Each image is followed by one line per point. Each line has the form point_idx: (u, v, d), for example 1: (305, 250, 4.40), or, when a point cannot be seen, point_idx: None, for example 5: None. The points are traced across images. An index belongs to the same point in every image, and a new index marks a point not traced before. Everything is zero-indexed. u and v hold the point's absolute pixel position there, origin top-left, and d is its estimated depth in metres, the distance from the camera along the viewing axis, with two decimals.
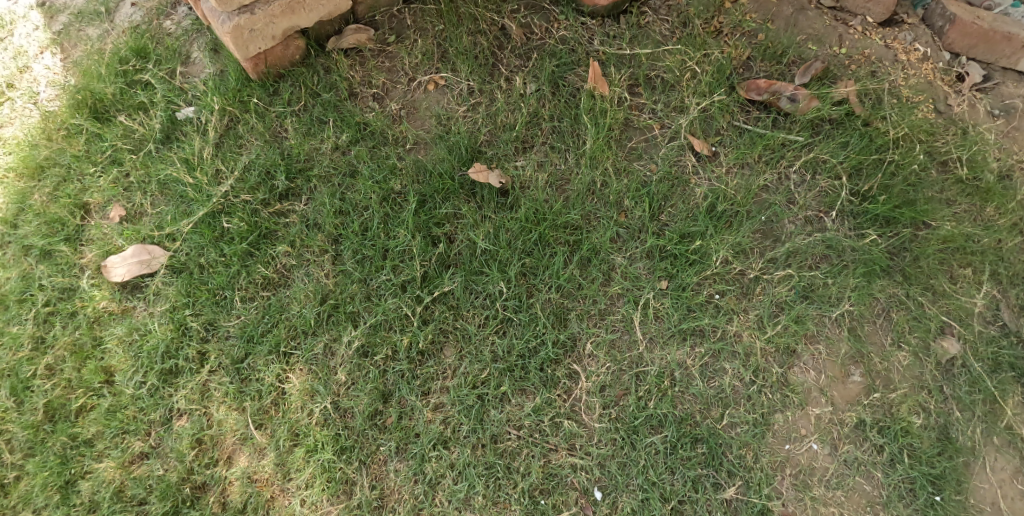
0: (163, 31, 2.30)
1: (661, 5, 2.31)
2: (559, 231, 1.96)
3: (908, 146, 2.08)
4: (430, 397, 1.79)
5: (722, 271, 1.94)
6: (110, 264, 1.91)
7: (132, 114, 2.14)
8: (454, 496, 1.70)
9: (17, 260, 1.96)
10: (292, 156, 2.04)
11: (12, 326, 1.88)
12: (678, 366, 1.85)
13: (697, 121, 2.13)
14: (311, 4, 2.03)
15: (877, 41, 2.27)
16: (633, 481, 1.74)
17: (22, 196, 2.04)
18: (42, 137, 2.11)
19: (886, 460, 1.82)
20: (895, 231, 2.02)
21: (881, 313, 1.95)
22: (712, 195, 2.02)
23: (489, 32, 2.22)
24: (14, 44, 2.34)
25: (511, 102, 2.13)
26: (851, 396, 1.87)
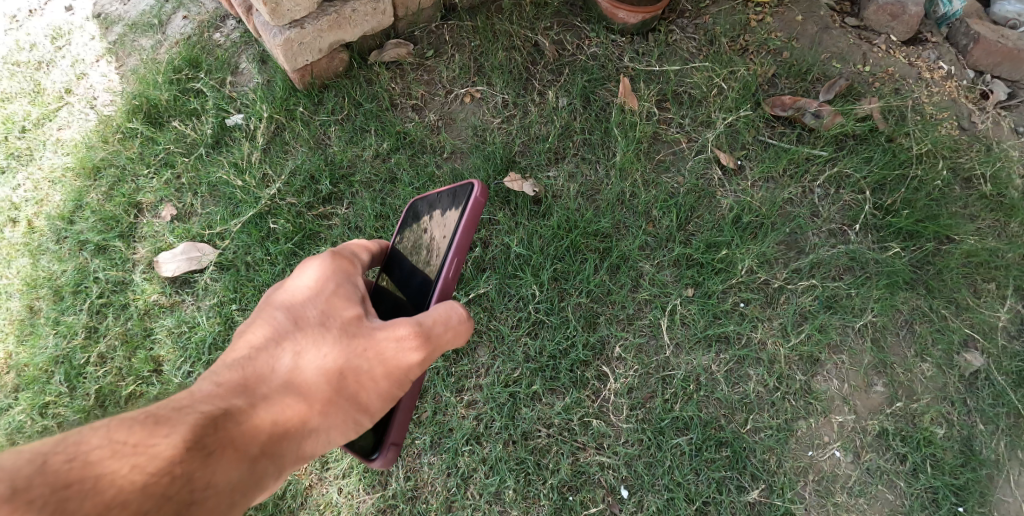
0: (212, 42, 2.43)
1: (689, 24, 2.42)
2: (590, 238, 2.03)
3: (931, 162, 2.13)
4: (464, 393, 1.88)
5: (747, 280, 2.00)
6: (161, 260, 2.02)
7: (184, 120, 2.26)
8: (485, 490, 1.78)
9: (73, 254, 2.08)
10: (335, 162, 2.14)
11: (67, 315, 1.98)
12: (703, 371, 1.90)
13: (724, 136, 2.20)
14: (357, 18, 2.14)
15: (901, 59, 2.33)
16: (659, 481, 1.79)
17: (80, 195, 2.16)
18: (99, 139, 2.24)
19: (909, 470, 1.84)
20: (918, 245, 2.07)
21: (905, 325, 2.00)
22: (737, 207, 2.09)
23: (524, 47, 2.32)
24: (71, 52, 2.49)
25: (544, 114, 2.22)
26: (874, 406, 1.91)
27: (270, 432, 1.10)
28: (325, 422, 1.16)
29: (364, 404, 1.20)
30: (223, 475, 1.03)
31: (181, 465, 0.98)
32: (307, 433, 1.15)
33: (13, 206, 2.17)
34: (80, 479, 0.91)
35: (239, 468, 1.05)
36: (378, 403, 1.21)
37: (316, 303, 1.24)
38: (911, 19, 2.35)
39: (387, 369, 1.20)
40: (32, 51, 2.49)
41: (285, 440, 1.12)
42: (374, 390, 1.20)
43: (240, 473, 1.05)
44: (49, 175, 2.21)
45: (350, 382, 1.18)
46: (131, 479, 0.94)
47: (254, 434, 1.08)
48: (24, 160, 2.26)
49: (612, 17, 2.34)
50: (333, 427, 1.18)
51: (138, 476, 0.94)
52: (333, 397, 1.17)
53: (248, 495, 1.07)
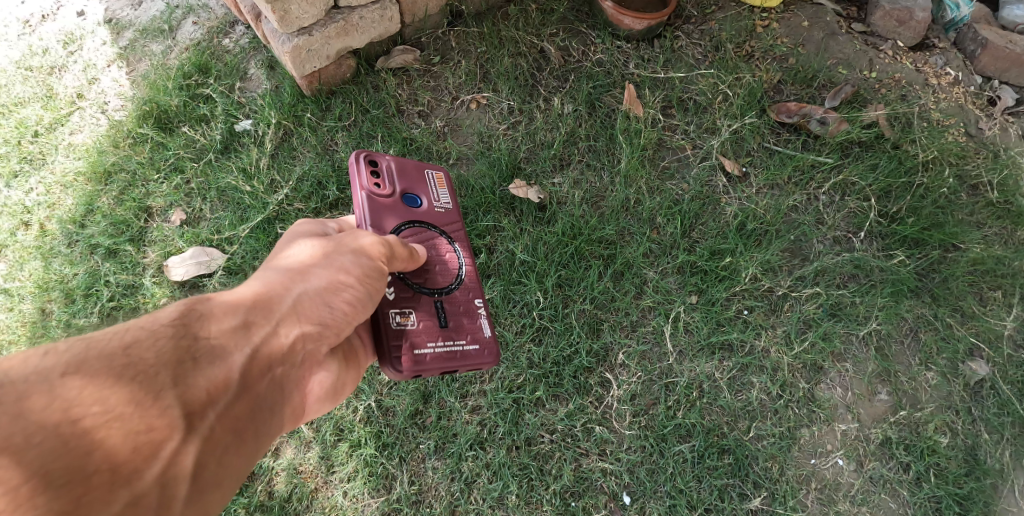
0: (222, 48, 2.45)
1: (695, 29, 2.42)
2: (594, 245, 2.04)
3: (937, 169, 2.13)
4: (469, 398, 1.89)
5: (751, 287, 2.00)
6: (170, 264, 2.05)
7: (194, 126, 2.29)
8: (488, 495, 1.79)
9: (85, 257, 2.11)
10: (343, 168, 2.17)
11: (79, 318, 2.02)
12: (707, 378, 1.91)
13: (729, 143, 2.21)
14: (364, 25, 2.16)
15: (908, 65, 2.32)
16: (661, 488, 1.81)
17: (91, 199, 2.19)
18: (110, 144, 2.27)
19: (913, 478, 1.84)
20: (924, 253, 2.06)
21: (910, 333, 1.99)
22: (742, 214, 2.09)
23: (529, 54, 2.33)
24: (83, 57, 2.52)
25: (550, 121, 2.23)
26: (877, 414, 1.91)
27: (259, 294, 1.19)
28: (315, 285, 1.24)
29: (346, 269, 1.27)
30: (226, 327, 1.11)
31: (182, 316, 1.08)
32: (299, 295, 1.22)
33: (26, 209, 2.21)
34: (98, 333, 1.01)
35: (238, 320, 1.13)
36: (357, 265, 1.29)
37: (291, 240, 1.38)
38: (918, 25, 2.34)
39: (351, 246, 1.32)
40: (44, 55, 2.52)
41: (278, 302, 1.19)
42: (347, 256, 1.29)
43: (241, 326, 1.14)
44: (61, 179, 2.24)
45: (324, 256, 1.29)
46: (139, 329, 1.04)
47: (244, 298, 1.17)
48: (36, 164, 2.30)
49: (617, 23, 2.35)
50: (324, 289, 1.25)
51: (137, 326, 1.04)
52: (311, 269, 1.26)
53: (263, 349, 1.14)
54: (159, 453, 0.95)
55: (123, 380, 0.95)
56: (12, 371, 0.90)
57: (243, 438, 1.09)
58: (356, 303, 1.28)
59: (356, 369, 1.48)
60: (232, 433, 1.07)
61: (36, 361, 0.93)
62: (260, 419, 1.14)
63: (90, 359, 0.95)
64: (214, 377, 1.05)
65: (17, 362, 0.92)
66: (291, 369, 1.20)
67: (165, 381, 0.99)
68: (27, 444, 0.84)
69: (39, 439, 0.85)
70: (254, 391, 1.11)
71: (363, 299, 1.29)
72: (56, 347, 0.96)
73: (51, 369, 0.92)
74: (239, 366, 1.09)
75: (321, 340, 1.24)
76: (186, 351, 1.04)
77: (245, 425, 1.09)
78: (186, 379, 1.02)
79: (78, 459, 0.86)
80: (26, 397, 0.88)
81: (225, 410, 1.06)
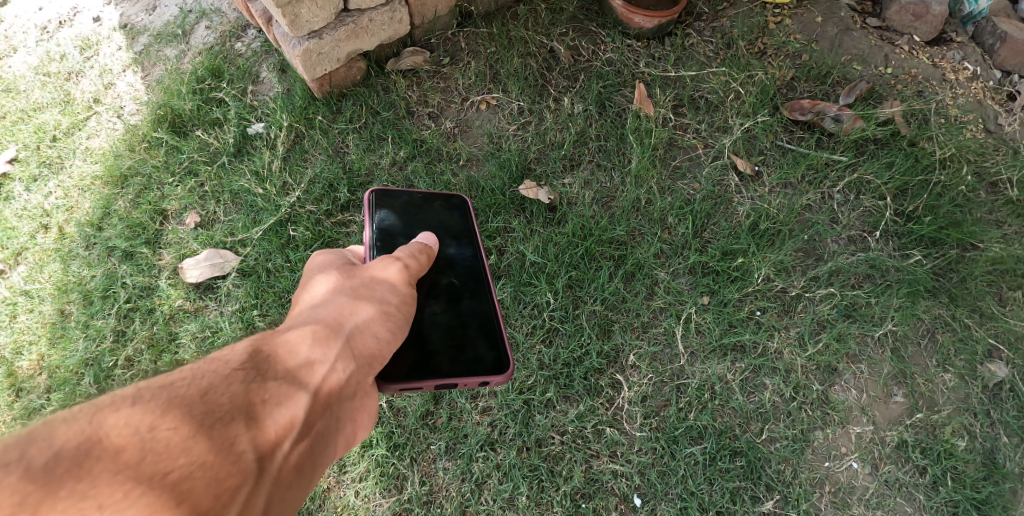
0: (234, 52, 2.48)
1: (706, 27, 2.40)
2: (605, 246, 2.04)
3: (955, 167, 2.08)
4: (479, 400, 1.90)
5: (764, 288, 1.98)
6: (185, 266, 2.07)
7: (207, 129, 2.31)
8: (499, 496, 1.80)
9: (102, 259, 2.15)
10: (354, 170, 2.18)
11: (96, 319, 2.06)
12: (718, 379, 1.90)
13: (741, 141, 2.19)
14: (374, 28, 2.17)
15: (924, 61, 2.28)
16: (672, 490, 1.80)
17: (108, 202, 2.23)
18: (127, 148, 2.31)
19: (929, 482, 1.81)
20: (941, 252, 2.03)
21: (926, 334, 1.96)
22: (754, 214, 2.07)
23: (539, 54, 2.33)
24: (99, 63, 2.56)
25: (560, 121, 2.23)
26: (893, 416, 1.88)
27: (315, 332, 1.28)
28: (360, 320, 1.33)
29: (387, 301, 1.39)
30: (290, 368, 1.21)
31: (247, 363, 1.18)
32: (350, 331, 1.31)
33: (45, 212, 2.25)
34: (175, 380, 1.10)
35: (301, 361, 1.23)
36: (391, 290, 1.37)
37: (320, 278, 1.47)
38: (935, 19, 2.30)
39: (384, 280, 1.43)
40: (62, 61, 2.56)
41: (332, 338, 1.29)
42: (382, 288, 1.41)
43: (301, 365, 1.23)
44: (79, 183, 2.28)
45: (365, 292, 1.39)
46: (212, 376, 1.13)
47: (301, 337, 1.27)
48: (55, 168, 2.34)
49: (627, 22, 2.34)
50: (369, 324, 1.34)
51: (210, 373, 1.13)
52: (354, 302, 1.36)
53: (321, 387, 1.23)
54: (240, 496, 1.02)
55: (206, 428, 1.03)
56: (105, 423, 0.98)
57: (309, 473, 1.18)
58: (397, 332, 1.38)
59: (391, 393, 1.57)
60: (300, 470, 1.15)
61: (127, 412, 1.00)
62: (320, 457, 1.21)
63: (174, 407, 1.03)
64: (284, 418, 1.14)
65: (110, 414, 0.99)
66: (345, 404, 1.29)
67: (240, 426, 1.08)
68: (128, 498, 0.92)
69: (139, 492, 0.93)
70: (316, 430, 1.20)
71: (402, 330, 1.39)
72: (142, 397, 1.04)
73: (141, 420, 1.00)
74: (305, 406, 1.17)
75: (371, 372, 1.34)
76: (256, 396, 1.13)
77: (312, 462, 1.18)
78: (260, 422, 1.10)
79: (172, 508, 0.93)
80: (124, 449, 0.96)
81: (294, 450, 1.14)
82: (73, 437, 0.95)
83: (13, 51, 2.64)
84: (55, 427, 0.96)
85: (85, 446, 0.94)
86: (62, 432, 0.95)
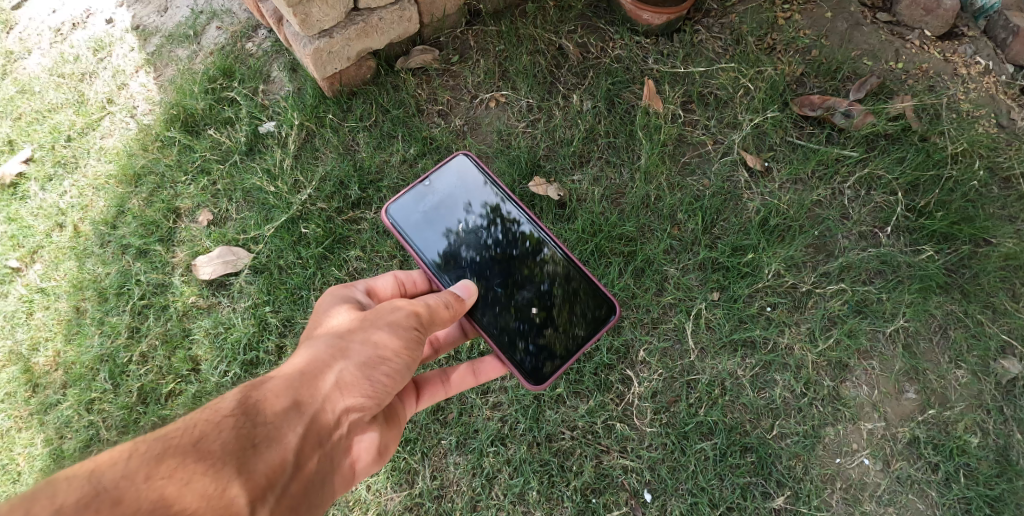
0: (245, 52, 2.50)
1: (715, 23, 2.40)
2: (615, 242, 2.05)
3: (967, 161, 2.07)
4: (489, 395, 1.92)
5: (774, 284, 1.98)
6: (198, 263, 2.10)
7: (219, 128, 2.33)
8: (510, 490, 1.82)
9: (117, 257, 2.17)
10: (364, 168, 2.20)
11: (111, 316, 2.08)
12: (729, 375, 1.90)
13: (750, 137, 2.18)
14: (384, 27, 2.19)
15: (936, 55, 2.27)
16: (682, 485, 1.81)
17: (122, 201, 2.26)
18: (140, 147, 2.34)
19: (941, 479, 1.80)
20: (953, 247, 2.01)
21: (938, 330, 1.94)
22: (764, 209, 2.06)
23: (548, 51, 2.34)
24: (112, 64, 2.59)
25: (569, 118, 2.23)
26: (905, 413, 1.87)
27: (304, 376, 1.36)
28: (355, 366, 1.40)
29: (384, 345, 1.43)
30: (278, 412, 1.29)
31: (239, 407, 1.27)
32: (343, 374, 1.39)
33: (61, 211, 2.28)
34: (171, 429, 1.21)
35: (291, 405, 1.31)
36: (392, 340, 1.43)
37: (327, 317, 1.56)
38: (946, 13, 2.28)
39: (386, 322, 1.45)
40: (75, 62, 2.60)
41: (323, 381, 1.36)
42: (384, 331, 1.44)
43: (293, 406, 1.31)
44: (94, 182, 2.31)
45: (361, 335, 1.44)
46: (203, 423, 1.22)
47: (295, 379, 1.36)
48: (70, 168, 2.37)
49: (636, 18, 2.34)
50: (364, 369, 1.40)
51: (203, 421, 1.23)
52: (350, 344, 1.42)
53: (311, 428, 1.31)
54: None
55: (196, 476, 1.13)
56: (103, 478, 1.09)
57: (301, 513, 1.27)
58: (394, 374, 1.44)
59: (399, 427, 1.62)
60: (290, 511, 1.24)
61: (122, 466, 1.11)
62: (313, 493, 1.31)
63: (167, 458, 1.14)
64: (272, 462, 1.23)
65: (107, 470, 1.10)
66: (337, 443, 1.37)
67: (230, 472, 1.17)
68: None
69: None
70: (305, 471, 1.29)
71: (399, 371, 1.44)
72: (138, 450, 1.15)
73: (135, 473, 1.11)
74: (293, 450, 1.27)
75: (363, 410, 1.41)
76: (246, 440, 1.22)
77: (302, 502, 1.27)
78: (249, 466, 1.19)
79: None
80: (119, 500, 1.06)
81: (283, 492, 1.23)
82: (72, 492, 1.06)
83: (28, 53, 2.69)
84: (58, 483, 1.07)
85: (82, 500, 1.05)
86: (63, 488, 1.06)
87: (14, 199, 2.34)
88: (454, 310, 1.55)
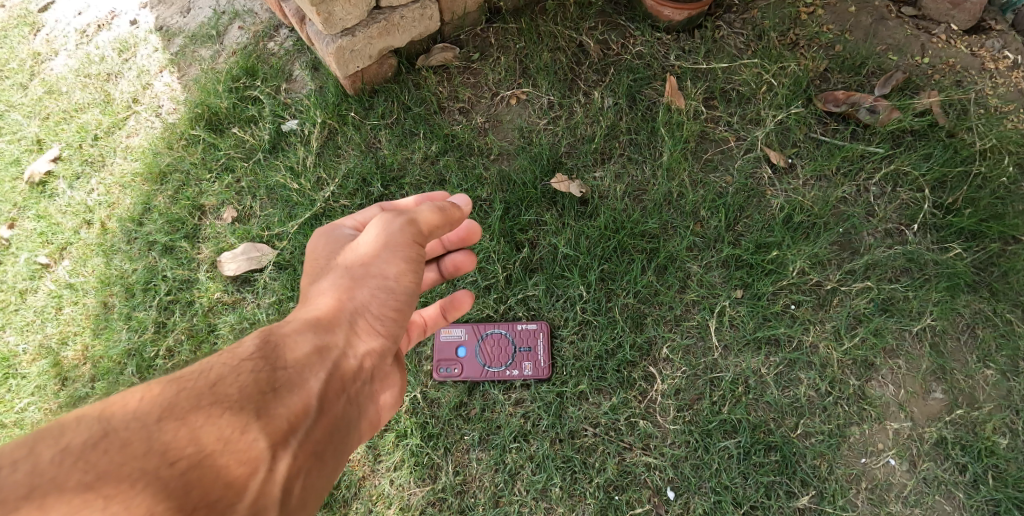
0: (268, 51, 2.52)
1: (736, 19, 2.38)
2: (637, 239, 2.04)
3: (996, 158, 2.02)
4: (512, 391, 1.93)
5: (799, 281, 1.96)
6: (223, 260, 2.13)
7: (243, 126, 2.36)
8: (532, 486, 1.82)
9: (143, 253, 2.20)
10: (386, 165, 2.21)
11: (138, 311, 2.11)
12: (752, 373, 1.89)
13: (773, 134, 2.16)
14: (405, 25, 2.20)
15: (963, 50, 2.24)
16: (706, 484, 1.79)
17: (148, 198, 2.29)
18: (165, 146, 2.37)
19: (969, 480, 1.76)
20: (982, 245, 1.97)
21: (966, 329, 1.91)
22: (788, 206, 2.05)
23: (568, 48, 2.33)
24: (137, 64, 2.62)
25: (590, 115, 2.23)
26: (932, 413, 1.84)
27: (318, 320, 1.38)
28: (365, 303, 1.44)
29: (392, 281, 1.45)
30: (295, 355, 1.30)
31: (257, 350, 1.28)
32: (353, 315, 1.42)
33: (88, 208, 2.32)
34: (189, 373, 1.21)
35: (308, 347, 1.32)
36: (397, 277, 1.46)
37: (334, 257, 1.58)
38: (973, 7, 2.25)
39: (387, 246, 1.47)
40: (101, 63, 2.64)
41: (336, 324, 1.39)
42: (388, 267, 1.46)
43: (309, 350, 1.32)
44: (120, 180, 2.35)
45: (367, 273, 1.45)
46: (221, 367, 1.23)
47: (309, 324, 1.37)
48: (96, 166, 2.41)
49: (657, 15, 2.34)
50: (373, 307, 1.44)
51: (221, 365, 1.23)
52: (359, 284, 1.45)
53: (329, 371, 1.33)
54: (249, 484, 1.11)
55: (213, 418, 1.13)
56: (113, 420, 1.08)
57: (323, 457, 1.27)
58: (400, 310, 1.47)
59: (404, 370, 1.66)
60: (311, 454, 1.24)
61: (134, 408, 1.10)
62: (334, 438, 1.31)
63: (181, 401, 1.13)
64: (293, 405, 1.23)
65: (120, 411, 1.09)
66: (354, 385, 1.39)
67: (250, 415, 1.17)
68: (132, 489, 1.00)
69: (143, 484, 1.01)
70: (326, 415, 1.29)
71: (406, 304, 1.48)
72: (153, 392, 1.15)
73: (147, 415, 1.10)
74: (313, 392, 1.27)
75: (377, 351, 1.43)
76: (265, 383, 1.22)
77: (323, 446, 1.27)
78: (269, 409, 1.19)
79: (176, 500, 1.02)
80: (131, 442, 1.05)
81: (307, 435, 1.23)
82: (82, 433, 1.05)
83: (54, 54, 2.74)
84: (69, 424, 1.06)
85: (91, 441, 1.04)
86: (71, 430, 1.05)
87: (43, 197, 2.38)
88: (445, 229, 1.56)
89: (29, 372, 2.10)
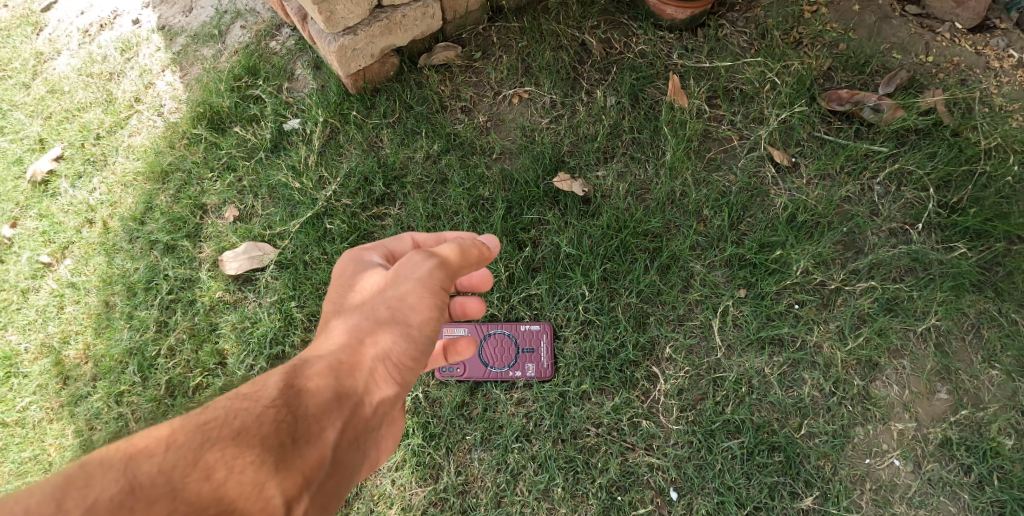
0: (270, 50, 2.52)
1: (739, 17, 2.36)
2: (640, 238, 2.03)
3: (1001, 157, 2.00)
4: (514, 391, 1.92)
5: (802, 280, 1.95)
6: (224, 259, 2.12)
7: (245, 125, 2.35)
8: (534, 487, 1.81)
9: (145, 253, 2.20)
10: (388, 164, 2.21)
11: (140, 310, 2.11)
12: (756, 373, 1.88)
13: (777, 133, 2.15)
14: (407, 24, 2.19)
15: (967, 48, 2.22)
16: (709, 484, 1.79)
17: (150, 197, 2.29)
18: (167, 145, 2.36)
19: (974, 481, 1.75)
20: (986, 245, 1.96)
21: (971, 329, 1.90)
22: (792, 206, 2.04)
23: (570, 47, 2.32)
24: (140, 64, 2.62)
25: (593, 114, 2.22)
26: (936, 413, 1.83)
27: (338, 364, 1.30)
28: (387, 350, 1.34)
29: (414, 324, 1.36)
30: (316, 402, 1.22)
31: (279, 395, 1.21)
32: (374, 360, 1.33)
33: (90, 208, 2.32)
34: (210, 418, 1.15)
35: (330, 394, 1.24)
36: (421, 320, 1.36)
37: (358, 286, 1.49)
38: (977, 6, 2.25)
39: (414, 289, 1.37)
40: (103, 63, 2.64)
41: (357, 369, 1.30)
42: (412, 309, 1.36)
43: (330, 396, 1.25)
44: (122, 179, 2.35)
45: (391, 314, 1.36)
46: (242, 413, 1.15)
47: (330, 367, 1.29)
48: (99, 166, 2.41)
49: (659, 13, 2.32)
50: (395, 354, 1.34)
51: (243, 410, 1.16)
52: (382, 326, 1.35)
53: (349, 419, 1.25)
54: None
55: (233, 475, 1.07)
56: (135, 474, 1.03)
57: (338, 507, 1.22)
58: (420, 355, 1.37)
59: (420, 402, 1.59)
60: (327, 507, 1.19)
61: (155, 461, 1.05)
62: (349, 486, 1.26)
63: (203, 454, 1.08)
64: (312, 458, 1.16)
65: (141, 464, 1.04)
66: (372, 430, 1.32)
67: (269, 470, 1.10)
68: None
69: None
70: (343, 465, 1.23)
71: (428, 350, 1.38)
72: (175, 440, 1.09)
73: (169, 470, 1.04)
74: (331, 443, 1.20)
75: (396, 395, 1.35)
76: (286, 434, 1.15)
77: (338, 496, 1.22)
78: (288, 463, 1.13)
79: None
80: (152, 501, 1.01)
81: (322, 491, 1.17)
82: (104, 487, 1.01)
83: (57, 54, 2.73)
84: (91, 475, 1.02)
85: (114, 498, 1.00)
86: (94, 483, 1.01)
87: (45, 196, 2.38)
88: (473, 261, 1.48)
89: (31, 371, 2.10)
